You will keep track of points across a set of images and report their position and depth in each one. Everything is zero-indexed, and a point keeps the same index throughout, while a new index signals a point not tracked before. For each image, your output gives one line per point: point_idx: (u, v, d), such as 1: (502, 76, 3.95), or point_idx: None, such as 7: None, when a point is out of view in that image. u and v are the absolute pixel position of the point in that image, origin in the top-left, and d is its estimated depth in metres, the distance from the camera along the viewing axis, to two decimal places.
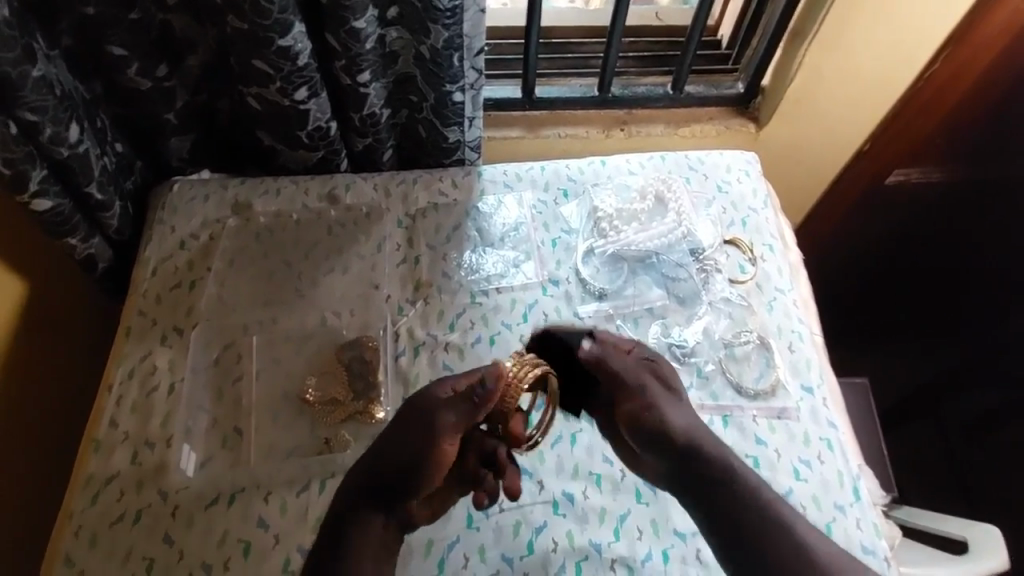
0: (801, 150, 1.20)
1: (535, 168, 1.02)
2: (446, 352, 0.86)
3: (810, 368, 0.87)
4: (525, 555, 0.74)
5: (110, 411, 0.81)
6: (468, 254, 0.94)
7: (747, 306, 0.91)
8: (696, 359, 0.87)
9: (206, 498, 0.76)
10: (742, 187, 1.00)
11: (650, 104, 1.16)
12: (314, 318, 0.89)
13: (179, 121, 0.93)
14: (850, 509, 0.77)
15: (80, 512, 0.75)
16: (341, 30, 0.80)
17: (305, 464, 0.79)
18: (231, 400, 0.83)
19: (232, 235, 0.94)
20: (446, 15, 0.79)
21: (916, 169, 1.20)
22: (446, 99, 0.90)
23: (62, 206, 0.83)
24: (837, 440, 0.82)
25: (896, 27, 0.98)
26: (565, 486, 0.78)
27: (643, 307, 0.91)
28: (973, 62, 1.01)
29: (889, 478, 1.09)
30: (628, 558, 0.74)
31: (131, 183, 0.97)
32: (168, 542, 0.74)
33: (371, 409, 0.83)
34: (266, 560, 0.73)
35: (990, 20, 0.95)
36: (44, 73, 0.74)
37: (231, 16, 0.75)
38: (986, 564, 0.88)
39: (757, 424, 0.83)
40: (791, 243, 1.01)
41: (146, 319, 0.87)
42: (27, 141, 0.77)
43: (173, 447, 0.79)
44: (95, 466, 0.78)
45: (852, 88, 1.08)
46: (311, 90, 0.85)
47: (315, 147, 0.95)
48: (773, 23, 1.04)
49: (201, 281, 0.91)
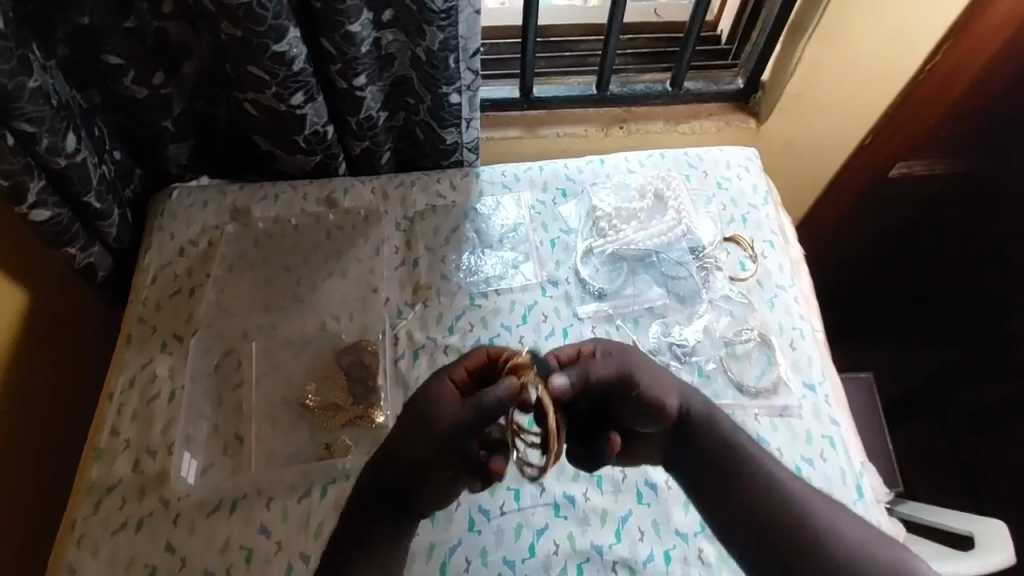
0: (803, 145, 1.19)
1: (533, 168, 1.01)
2: (446, 355, 0.86)
3: (812, 364, 0.86)
4: (527, 557, 0.74)
5: (111, 419, 0.81)
6: (466, 256, 0.94)
7: (747, 303, 0.91)
8: (697, 358, 0.87)
9: (207, 505, 0.76)
10: (742, 183, 1.00)
11: (649, 100, 1.15)
12: (313, 323, 0.89)
13: (177, 127, 0.93)
14: (853, 507, 0.77)
15: (82, 521, 0.75)
16: (336, 34, 0.80)
17: (306, 470, 0.79)
18: (231, 406, 0.84)
19: (230, 241, 0.94)
20: (441, 17, 0.79)
21: (919, 162, 1.17)
22: (442, 100, 0.90)
23: (61, 215, 0.83)
24: (839, 437, 0.81)
25: (896, 19, 0.97)
26: (565, 488, 0.77)
27: (643, 306, 0.90)
28: (976, 54, 0.98)
29: (889, 466, 1.10)
30: (630, 559, 0.74)
31: (130, 191, 0.97)
32: (170, 550, 0.74)
33: (371, 413, 0.83)
34: (268, 565, 0.73)
35: (993, 10, 0.92)
36: (41, 83, 0.75)
37: (225, 23, 0.75)
38: (997, 556, 0.87)
39: (760, 423, 0.82)
40: (792, 238, 1.00)
41: (145, 327, 0.88)
42: (24, 151, 0.77)
43: (173, 454, 0.79)
44: (96, 475, 0.78)
45: (850, 81, 1.07)
46: (307, 95, 0.85)
47: (313, 152, 0.94)
48: (771, 17, 1.03)
49: (201, 288, 0.91)
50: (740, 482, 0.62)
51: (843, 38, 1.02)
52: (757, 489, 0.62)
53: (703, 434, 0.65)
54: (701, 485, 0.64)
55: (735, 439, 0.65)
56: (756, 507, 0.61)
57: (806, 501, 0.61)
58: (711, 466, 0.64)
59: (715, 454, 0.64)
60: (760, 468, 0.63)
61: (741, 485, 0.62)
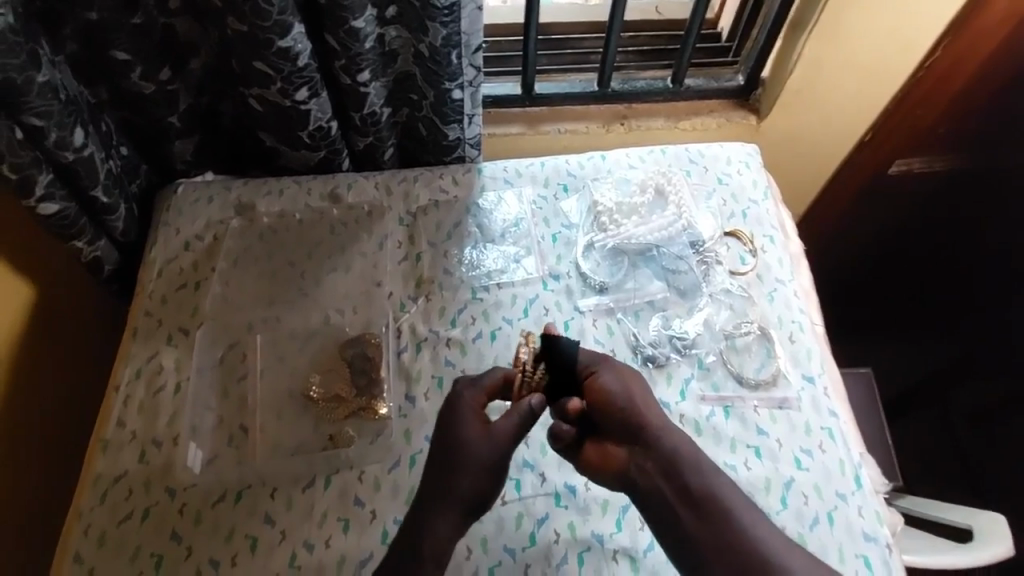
0: (803, 140, 1.20)
1: (535, 164, 1.02)
2: (448, 348, 0.87)
3: (811, 357, 0.87)
4: (527, 546, 0.74)
5: (117, 410, 0.82)
6: (469, 250, 0.95)
7: (748, 297, 0.91)
8: (697, 351, 0.87)
9: (212, 495, 0.77)
10: (742, 178, 1.00)
11: (650, 97, 1.16)
12: (317, 316, 0.90)
13: (182, 123, 0.94)
14: (851, 497, 0.77)
15: (89, 511, 0.76)
16: (340, 30, 0.80)
17: (310, 460, 0.80)
18: (236, 399, 0.84)
19: (235, 236, 0.95)
20: (443, 14, 0.80)
21: (918, 158, 1.18)
22: (445, 96, 0.91)
23: (68, 209, 0.84)
24: (838, 429, 0.82)
25: (897, 15, 0.97)
26: (566, 478, 0.78)
27: (644, 299, 0.91)
28: (971, 53, 0.99)
29: (891, 464, 1.09)
30: (630, 548, 0.74)
31: (136, 186, 0.98)
32: (176, 538, 0.75)
33: (374, 405, 0.83)
34: (272, 555, 0.74)
35: (987, 11, 0.93)
36: (49, 78, 0.76)
37: (231, 18, 0.76)
38: (994, 548, 0.87)
39: (759, 415, 0.83)
40: (792, 232, 1.01)
41: (152, 320, 0.89)
42: (33, 145, 0.79)
43: (180, 444, 0.80)
44: (103, 466, 0.79)
45: (851, 77, 1.08)
46: (311, 90, 0.86)
47: (316, 147, 0.95)
48: (771, 14, 1.04)
49: (206, 281, 0.92)
50: (709, 528, 0.63)
51: (843, 34, 1.02)
52: (725, 533, 0.62)
53: (675, 476, 0.66)
54: (667, 523, 0.65)
55: (707, 485, 0.65)
56: (723, 544, 0.62)
57: (776, 548, 0.61)
58: (678, 504, 0.65)
59: (686, 500, 0.65)
60: (729, 514, 0.63)
61: (709, 529, 0.63)
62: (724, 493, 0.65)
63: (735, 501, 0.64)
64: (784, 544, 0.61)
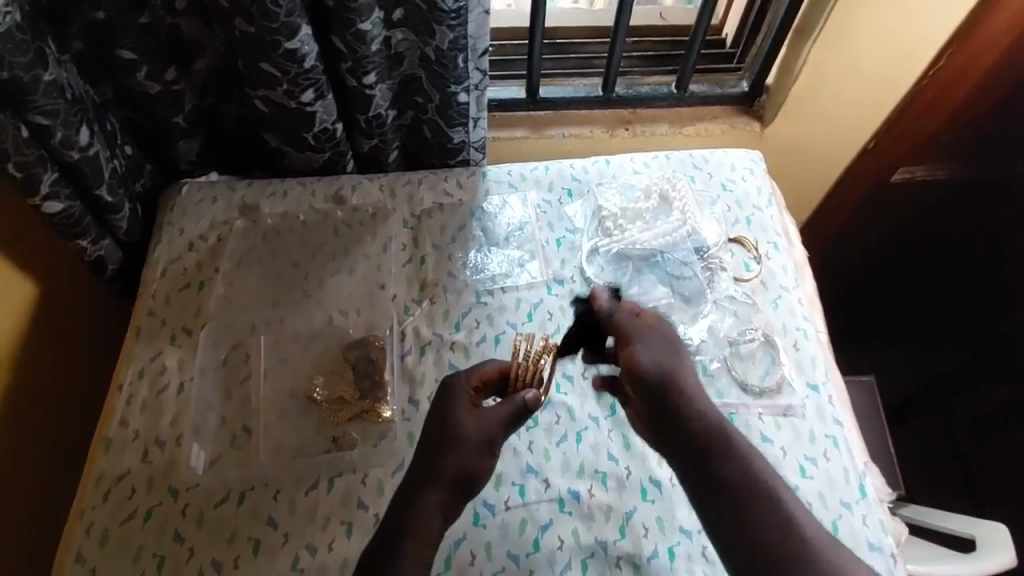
0: (805, 148, 1.20)
1: (539, 168, 1.02)
2: (453, 351, 0.87)
3: (815, 365, 0.87)
4: (531, 552, 0.74)
5: (120, 410, 0.82)
6: (473, 254, 0.95)
7: (752, 303, 0.91)
8: (701, 357, 0.87)
9: (216, 496, 0.77)
10: (747, 185, 1.01)
11: (654, 103, 1.16)
12: (321, 318, 0.90)
13: (187, 124, 0.94)
14: (856, 506, 0.77)
15: (91, 511, 0.76)
16: (347, 32, 0.80)
17: (313, 462, 0.80)
18: (239, 399, 0.84)
19: (239, 236, 0.95)
20: (451, 17, 0.80)
21: (921, 167, 1.18)
22: (450, 99, 0.91)
23: (73, 208, 0.84)
24: (843, 437, 0.82)
25: (904, 26, 0.98)
26: (570, 484, 0.78)
27: (648, 305, 0.91)
28: (976, 63, 0.99)
29: (895, 474, 1.10)
30: (634, 555, 0.74)
31: (140, 186, 0.98)
32: (178, 539, 0.75)
33: (378, 407, 0.83)
34: (274, 558, 0.74)
35: (992, 18, 0.93)
36: (56, 77, 0.75)
37: (239, 19, 0.76)
38: (997, 558, 0.88)
39: (763, 422, 0.83)
40: (796, 239, 1.01)
41: (155, 320, 0.88)
42: (38, 144, 0.78)
43: (183, 445, 0.80)
44: (105, 465, 0.79)
45: (855, 85, 1.08)
46: (317, 92, 0.86)
47: (322, 149, 0.95)
48: (776, 22, 1.04)
49: (210, 282, 0.91)
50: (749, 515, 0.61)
51: (846, 42, 1.03)
52: (768, 524, 0.60)
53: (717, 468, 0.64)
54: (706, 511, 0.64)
55: (751, 473, 0.64)
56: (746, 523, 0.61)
57: (821, 544, 0.59)
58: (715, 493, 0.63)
59: (732, 487, 0.63)
60: (774, 498, 0.62)
61: (736, 505, 0.62)
62: (769, 481, 0.63)
63: (781, 488, 0.63)
64: (824, 537, 0.60)
